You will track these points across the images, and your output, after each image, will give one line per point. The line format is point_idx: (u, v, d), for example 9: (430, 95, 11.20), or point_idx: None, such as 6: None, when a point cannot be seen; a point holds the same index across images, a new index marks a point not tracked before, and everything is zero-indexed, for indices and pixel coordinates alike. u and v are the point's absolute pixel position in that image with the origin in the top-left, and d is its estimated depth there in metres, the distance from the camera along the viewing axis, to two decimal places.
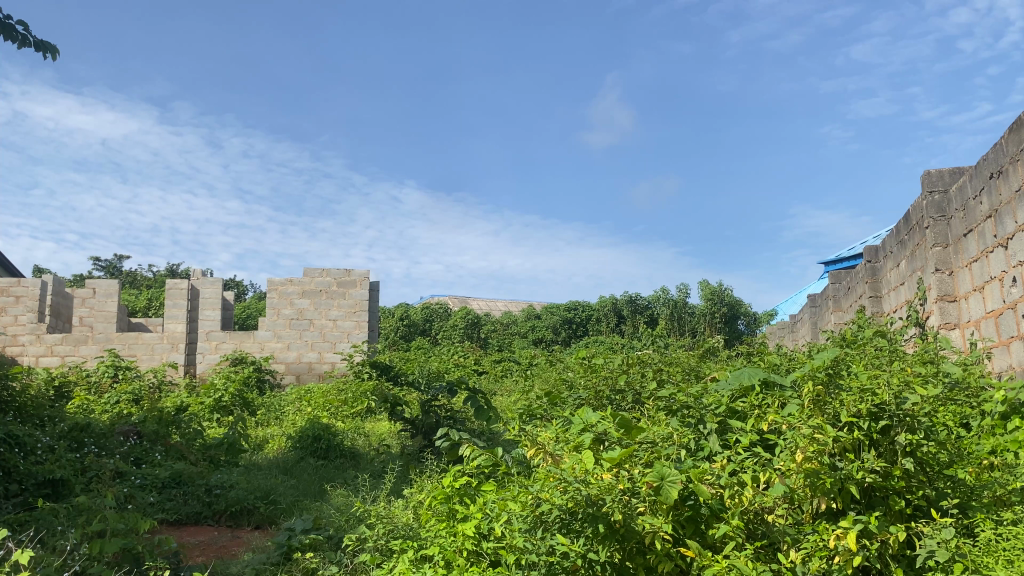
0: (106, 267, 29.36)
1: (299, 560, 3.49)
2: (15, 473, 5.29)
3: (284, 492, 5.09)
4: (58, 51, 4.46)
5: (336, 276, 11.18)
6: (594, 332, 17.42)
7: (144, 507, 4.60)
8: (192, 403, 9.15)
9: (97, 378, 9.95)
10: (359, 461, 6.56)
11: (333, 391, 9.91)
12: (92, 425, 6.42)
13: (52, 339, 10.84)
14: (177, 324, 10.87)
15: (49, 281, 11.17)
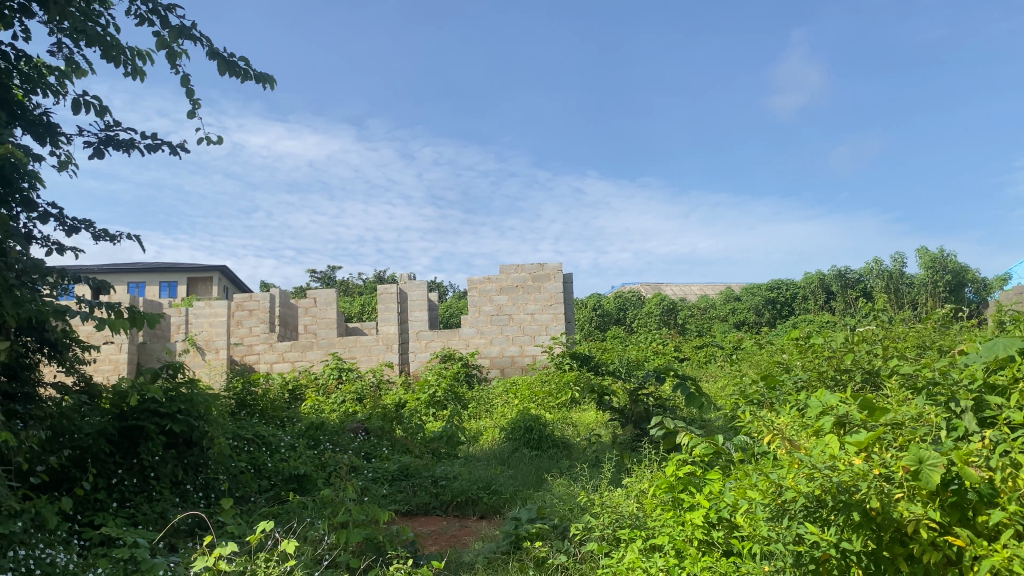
0: (321, 278, 31.85)
1: (529, 549, 3.57)
2: (265, 470, 5.89)
3: (504, 482, 5.23)
4: (275, 80, 4.81)
5: (530, 271, 11.39)
6: (800, 311, 16.55)
7: (379, 499, 4.89)
8: (409, 399, 9.69)
9: (325, 380, 10.77)
10: (571, 450, 6.62)
11: (537, 382, 10.09)
12: (325, 424, 6.99)
13: (283, 346, 11.78)
14: (389, 326, 11.53)
15: (277, 294, 12.34)
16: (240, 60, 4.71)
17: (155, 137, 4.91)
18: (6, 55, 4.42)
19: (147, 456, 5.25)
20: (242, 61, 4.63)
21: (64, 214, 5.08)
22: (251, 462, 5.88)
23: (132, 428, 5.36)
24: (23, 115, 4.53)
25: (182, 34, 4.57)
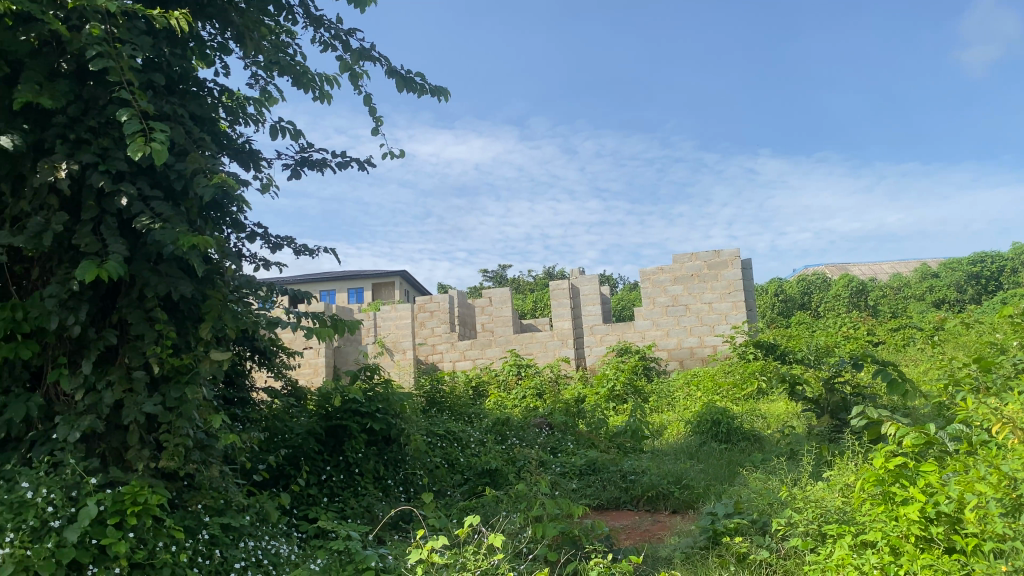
0: (494, 278, 32.67)
1: (728, 544, 3.48)
2: (459, 464, 6.14)
3: (695, 476, 5.14)
4: (450, 91, 4.98)
5: (705, 259, 11.10)
6: (1009, 286, 15.14)
7: (570, 493, 4.95)
8: (589, 394, 9.75)
9: (505, 376, 11.02)
10: (762, 443, 6.41)
11: (720, 373, 9.84)
12: (510, 419, 7.21)
13: (464, 346, 12.20)
14: (564, 321, 11.64)
15: (455, 295, 12.65)
16: (416, 75, 4.91)
17: (344, 155, 5.23)
18: (211, 90, 4.84)
19: (351, 452, 5.59)
20: (417, 77, 4.82)
21: (268, 232, 5.51)
22: (445, 458, 6.15)
23: (336, 427, 5.73)
24: (230, 145, 4.96)
25: (363, 56, 4.83)
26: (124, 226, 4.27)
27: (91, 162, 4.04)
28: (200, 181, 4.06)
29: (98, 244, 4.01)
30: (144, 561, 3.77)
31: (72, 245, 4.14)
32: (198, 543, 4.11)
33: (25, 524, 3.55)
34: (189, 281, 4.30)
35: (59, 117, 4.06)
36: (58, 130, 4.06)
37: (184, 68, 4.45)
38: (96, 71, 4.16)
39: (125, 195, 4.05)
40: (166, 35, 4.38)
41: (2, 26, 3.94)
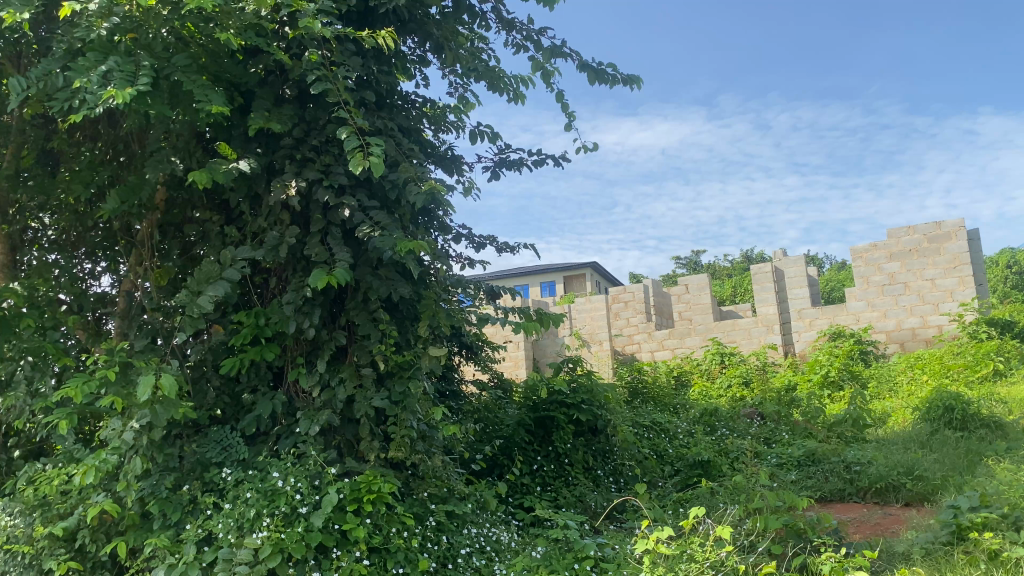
0: (689, 264, 32.02)
1: (978, 540, 3.20)
2: (668, 456, 6.08)
3: (929, 467, 4.77)
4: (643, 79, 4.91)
5: (925, 232, 10.24)
6: None
7: (790, 485, 4.77)
8: (800, 382, 9.33)
9: (708, 366, 10.78)
10: (1005, 431, 5.85)
11: (948, 355, 9.08)
12: (719, 409, 7.05)
13: (662, 335, 12.08)
14: (768, 307, 11.20)
15: (649, 284, 12.48)
16: (608, 67, 4.91)
17: (541, 152, 5.33)
18: (415, 101, 5.10)
19: (560, 443, 5.69)
20: (608, 68, 4.84)
21: (472, 233, 5.73)
22: (653, 449, 6.11)
23: (545, 418, 5.86)
24: (434, 153, 5.21)
25: (555, 53, 4.90)
26: (346, 235, 4.60)
27: (316, 178, 4.39)
28: (412, 188, 4.30)
29: (326, 253, 4.35)
30: (381, 545, 4.05)
31: (303, 255, 4.52)
32: (426, 529, 4.35)
33: (278, 510, 3.93)
34: (406, 283, 4.55)
35: (286, 139, 4.45)
36: (286, 151, 4.45)
37: (390, 84, 4.73)
38: (315, 94, 4.52)
39: (347, 207, 4.36)
40: (373, 53, 4.67)
41: (235, 61, 4.38)
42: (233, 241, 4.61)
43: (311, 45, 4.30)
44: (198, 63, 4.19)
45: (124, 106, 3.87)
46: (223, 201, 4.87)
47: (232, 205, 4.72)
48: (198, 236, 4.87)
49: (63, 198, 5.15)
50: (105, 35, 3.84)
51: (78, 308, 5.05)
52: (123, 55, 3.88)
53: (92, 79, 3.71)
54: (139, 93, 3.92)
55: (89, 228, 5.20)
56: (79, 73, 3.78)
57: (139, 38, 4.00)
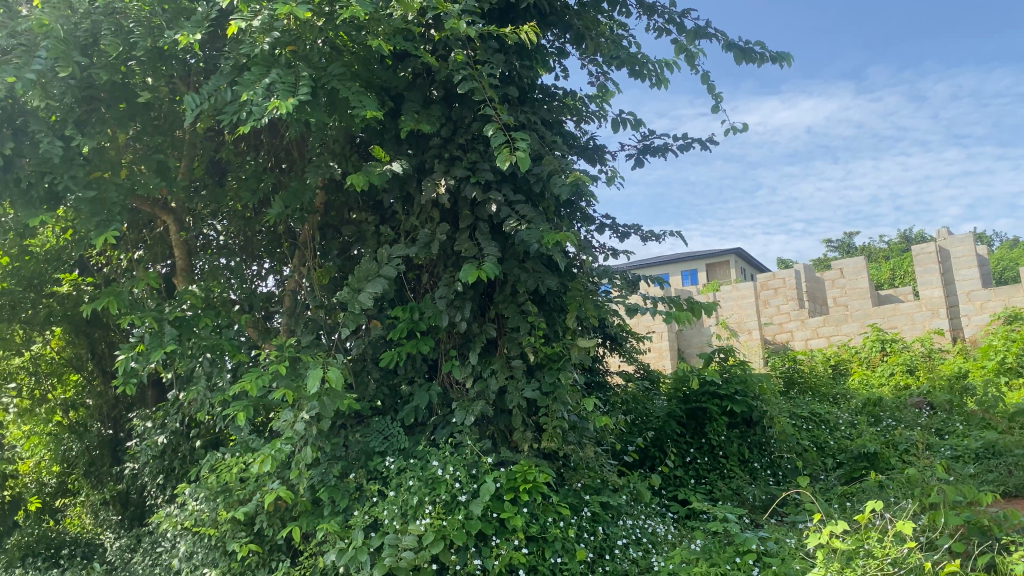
0: (840, 247, 30.52)
1: None
2: (828, 448, 5.83)
3: None
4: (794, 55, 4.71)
5: None
6: None
7: (969, 479, 4.46)
8: (972, 369, 8.71)
9: (868, 354, 10.18)
10: None
11: None
12: (883, 399, 6.69)
13: (816, 322, 11.58)
14: (933, 289, 10.58)
15: (801, 268, 12.05)
16: (756, 45, 4.74)
17: (686, 137, 5.23)
18: (556, 93, 5.12)
19: (714, 435, 5.57)
20: (756, 47, 4.68)
21: (617, 223, 5.70)
22: (812, 441, 5.88)
23: (697, 410, 5.76)
24: (577, 144, 5.20)
25: (699, 35, 4.78)
26: (494, 230, 4.68)
27: (464, 175, 4.49)
28: (558, 180, 4.32)
29: (476, 247, 4.44)
30: (539, 534, 4.10)
31: (454, 251, 4.63)
32: (582, 519, 4.38)
33: (439, 498, 4.05)
34: (553, 275, 4.58)
35: (435, 139, 4.58)
36: (435, 151, 4.58)
37: (533, 78, 4.76)
38: (461, 93, 4.62)
39: (494, 202, 4.44)
40: (515, 49, 4.72)
41: (385, 67, 4.54)
42: (387, 240, 4.79)
43: (456, 45, 4.39)
44: (351, 70, 4.37)
45: (287, 116, 4.09)
46: (376, 202, 5.07)
47: (385, 205, 4.91)
48: (354, 236, 5.09)
49: (231, 205, 5.51)
50: (267, 50, 4.07)
51: (248, 307, 5.40)
52: (284, 68, 4.11)
53: (257, 91, 3.95)
54: (300, 103, 4.14)
55: (256, 232, 5.54)
56: (246, 87, 4.03)
57: (298, 50, 4.21)
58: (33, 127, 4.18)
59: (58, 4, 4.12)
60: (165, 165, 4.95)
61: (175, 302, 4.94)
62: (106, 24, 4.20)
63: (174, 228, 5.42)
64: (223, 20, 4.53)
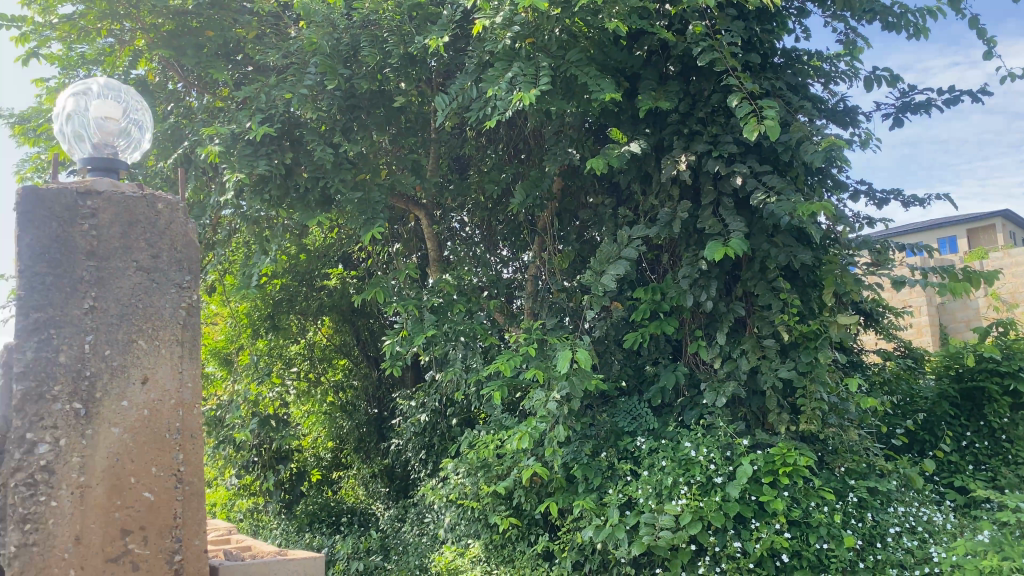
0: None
1: None
2: None
3: None
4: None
5: None
6: None
7: None
8: None
9: None
10: None
11: None
12: None
13: None
14: None
15: None
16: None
17: (952, 90, 4.75)
18: (801, 56, 4.85)
19: (994, 417, 5.07)
20: None
21: (872, 189, 5.30)
22: None
23: (974, 390, 5.27)
24: (825, 109, 4.90)
25: None
26: (739, 204, 4.53)
27: (706, 150, 4.38)
28: (808, 147, 4.09)
29: (721, 223, 4.32)
30: (801, 518, 3.95)
31: (697, 228, 4.54)
32: (848, 505, 4.15)
33: (694, 479, 4.01)
34: (806, 249, 4.35)
35: (674, 115, 4.50)
36: (674, 127, 4.51)
37: (775, 42, 4.55)
38: (699, 66, 4.51)
39: (739, 175, 4.29)
40: (755, 14, 4.54)
41: (620, 47, 4.54)
42: (628, 220, 4.79)
43: (694, 17, 4.28)
44: (588, 54, 4.40)
45: (529, 106, 4.21)
46: (613, 183, 5.09)
47: (623, 187, 4.91)
48: (593, 219, 5.14)
49: (474, 197, 5.77)
50: (509, 44, 4.21)
51: (494, 293, 5.64)
52: (524, 59, 4.22)
53: (501, 85, 4.10)
54: (541, 92, 4.24)
55: (497, 221, 5.77)
56: (490, 82, 4.19)
57: (537, 41, 4.31)
58: (307, 137, 4.63)
59: (323, 23, 4.52)
60: (418, 163, 5.28)
61: (431, 291, 5.27)
62: (365, 37, 4.56)
63: (425, 222, 5.77)
64: (465, 20, 4.74)
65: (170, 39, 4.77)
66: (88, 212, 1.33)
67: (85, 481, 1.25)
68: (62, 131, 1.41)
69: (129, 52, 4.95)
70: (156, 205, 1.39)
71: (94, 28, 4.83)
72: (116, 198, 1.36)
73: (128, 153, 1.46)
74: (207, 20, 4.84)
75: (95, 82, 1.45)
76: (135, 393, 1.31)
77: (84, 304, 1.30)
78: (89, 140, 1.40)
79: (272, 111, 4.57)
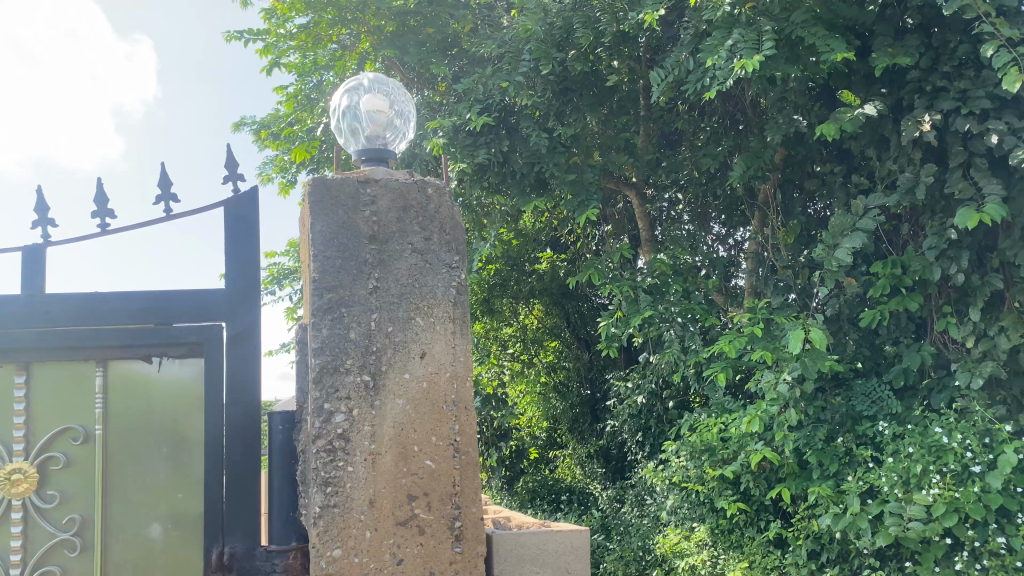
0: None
1: None
2: None
3: None
4: None
5: None
6: None
7: None
8: None
9: None
10: None
11: None
12: None
13: None
14: None
15: None
16: None
17: None
18: None
19: None
20: None
21: None
22: None
23: None
24: None
25: None
26: (994, 164, 4.08)
27: (954, 107, 3.98)
28: None
29: (973, 188, 3.91)
30: None
31: (943, 195, 4.14)
32: None
33: (948, 468, 3.68)
34: None
35: (914, 72, 4.12)
36: (915, 85, 4.13)
37: None
38: (943, 15, 4.09)
39: (994, 132, 3.86)
40: None
41: (850, 4, 4.21)
42: (861, 190, 4.45)
43: None
44: (815, 13, 4.12)
45: (751, 74, 4.01)
46: (842, 151, 4.75)
47: (854, 154, 4.57)
48: (820, 191, 4.83)
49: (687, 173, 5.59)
50: (728, 11, 4.03)
51: (711, 271, 5.45)
52: (745, 26, 4.02)
53: (721, 55, 3.94)
54: (765, 59, 4.03)
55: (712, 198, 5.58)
56: (708, 53, 4.04)
57: (758, 5, 4.09)
58: (523, 124, 4.67)
59: (536, 9, 4.56)
60: (630, 142, 5.15)
61: (646, 272, 5.16)
62: (577, 19, 4.54)
63: (636, 202, 5.67)
64: None
65: (393, 39, 5.05)
66: (369, 200, 1.37)
67: (376, 448, 1.29)
68: (340, 127, 1.50)
69: (356, 56, 5.25)
70: (426, 189, 1.40)
71: (325, 36, 5.27)
72: (391, 185, 1.38)
73: (398, 141, 1.52)
74: (425, 18, 5.04)
75: (366, 77, 1.51)
76: (414, 367, 1.33)
77: (369, 285, 1.34)
78: (362, 135, 1.49)
79: (490, 100, 4.66)
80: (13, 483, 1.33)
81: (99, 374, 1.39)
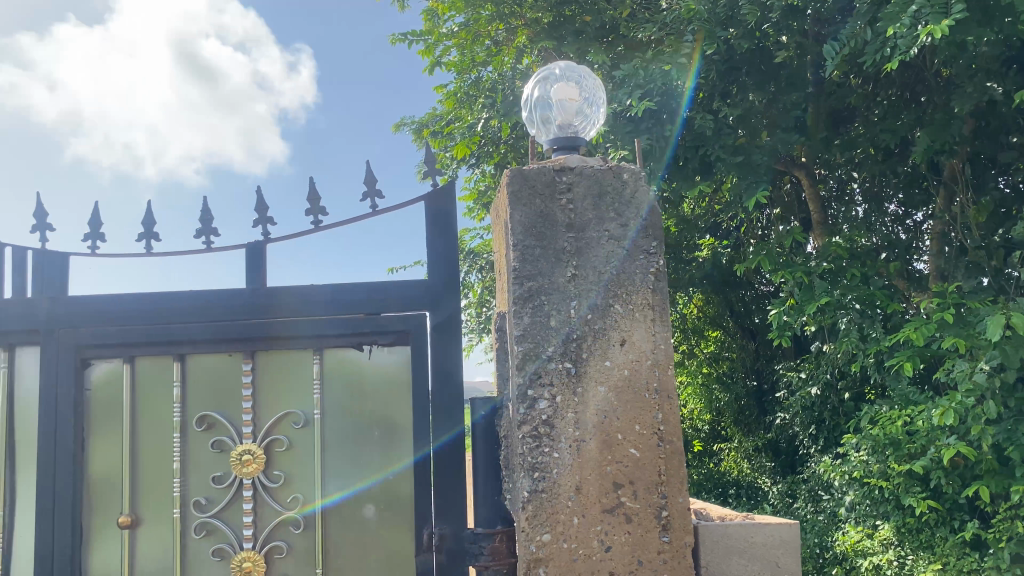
0: None
1: None
2: None
3: None
4: None
5: None
6: None
7: None
8: None
9: None
10: None
11: None
12: None
13: None
14: None
15: None
16: None
17: None
18: None
19: None
20: None
21: None
22: None
23: None
24: None
25: None
26: None
27: None
28: None
29: None
30: None
31: None
32: None
33: None
34: None
35: None
36: None
37: None
38: None
39: None
40: None
41: None
42: None
43: None
44: None
45: (940, 40, 3.71)
46: None
47: None
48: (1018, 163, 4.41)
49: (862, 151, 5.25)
50: None
51: (891, 253, 5.09)
52: None
53: (905, 22, 3.67)
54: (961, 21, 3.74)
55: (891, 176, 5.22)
56: (889, 21, 3.78)
57: None
58: (687, 108, 4.56)
59: None
60: (802, 119, 4.88)
61: (819, 257, 4.86)
62: None
63: (806, 183, 5.39)
64: None
65: (551, 30, 5.05)
66: (565, 187, 1.35)
67: (580, 435, 1.28)
68: (533, 117, 1.51)
69: (513, 50, 5.34)
70: (622, 174, 1.36)
71: (484, 31, 5.45)
72: (587, 172, 1.36)
73: (589, 130, 1.50)
74: (582, 8, 5.00)
75: (557, 66, 1.49)
76: (615, 354, 1.30)
77: (567, 272, 1.32)
78: (554, 124, 1.47)
79: (651, 84, 4.58)
80: (243, 463, 1.43)
81: (316, 361, 1.48)
